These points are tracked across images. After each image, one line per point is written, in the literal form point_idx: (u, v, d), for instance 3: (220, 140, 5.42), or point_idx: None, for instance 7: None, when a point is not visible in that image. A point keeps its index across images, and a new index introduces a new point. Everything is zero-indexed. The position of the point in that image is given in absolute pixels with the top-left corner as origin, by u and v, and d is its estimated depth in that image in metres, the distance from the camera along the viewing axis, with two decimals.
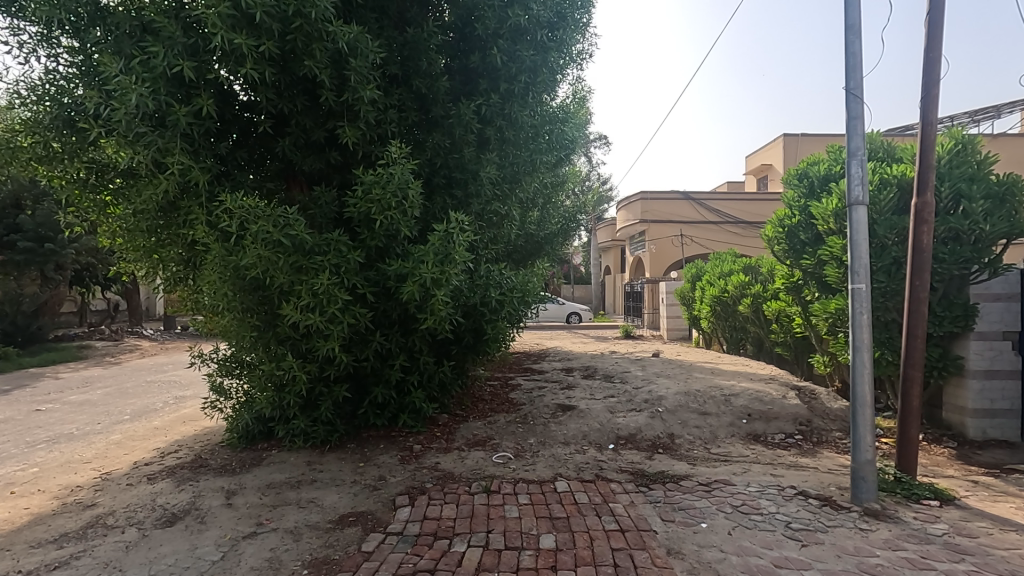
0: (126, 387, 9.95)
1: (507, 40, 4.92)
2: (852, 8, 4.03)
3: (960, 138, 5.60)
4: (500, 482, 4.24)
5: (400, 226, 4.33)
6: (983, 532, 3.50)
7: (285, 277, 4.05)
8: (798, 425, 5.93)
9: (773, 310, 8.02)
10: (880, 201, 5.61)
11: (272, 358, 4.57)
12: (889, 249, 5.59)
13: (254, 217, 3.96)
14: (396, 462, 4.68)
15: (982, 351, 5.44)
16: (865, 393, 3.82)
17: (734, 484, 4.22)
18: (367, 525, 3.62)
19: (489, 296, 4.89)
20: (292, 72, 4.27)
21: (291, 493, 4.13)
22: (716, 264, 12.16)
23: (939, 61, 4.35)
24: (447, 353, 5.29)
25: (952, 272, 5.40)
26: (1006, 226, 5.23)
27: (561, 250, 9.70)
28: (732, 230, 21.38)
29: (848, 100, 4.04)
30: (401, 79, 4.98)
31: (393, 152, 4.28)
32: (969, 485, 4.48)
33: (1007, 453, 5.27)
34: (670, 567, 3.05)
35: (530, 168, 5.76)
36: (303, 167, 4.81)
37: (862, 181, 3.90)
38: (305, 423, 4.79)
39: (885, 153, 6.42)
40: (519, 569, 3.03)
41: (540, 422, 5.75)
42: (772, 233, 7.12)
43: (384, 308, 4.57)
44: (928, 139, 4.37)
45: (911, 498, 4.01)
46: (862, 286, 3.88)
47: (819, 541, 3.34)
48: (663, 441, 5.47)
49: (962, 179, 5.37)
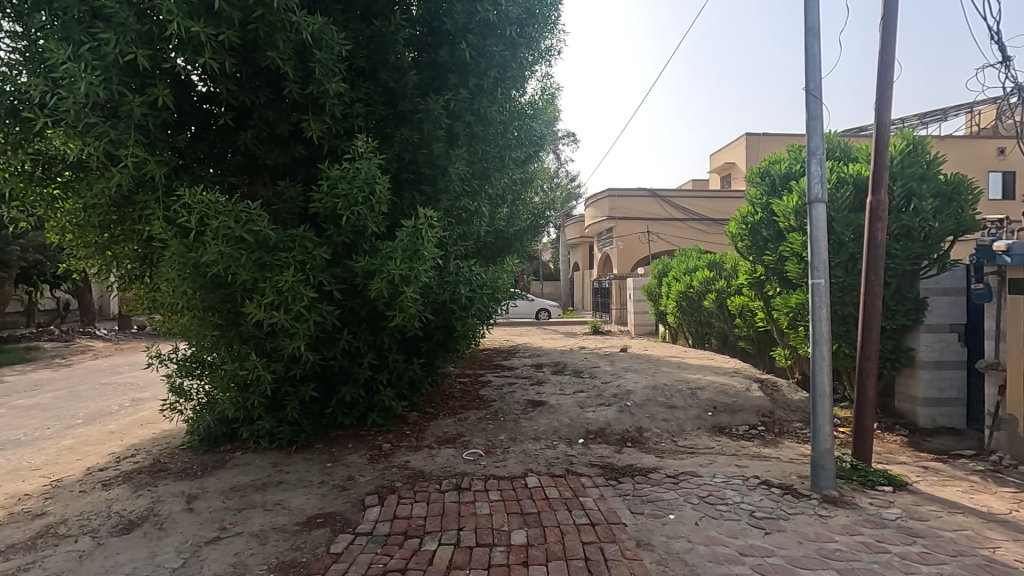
0: (79, 389, 9.55)
1: (476, 35, 4.89)
2: (812, 11, 4.15)
3: (911, 139, 5.85)
4: (471, 479, 4.23)
5: (367, 222, 4.27)
6: (932, 515, 3.67)
7: (248, 274, 3.94)
8: (761, 417, 6.10)
9: (736, 305, 8.24)
10: (838, 199, 5.82)
11: (235, 358, 4.45)
12: (846, 245, 5.81)
13: (214, 212, 3.85)
14: (365, 462, 4.61)
15: (931, 343, 5.71)
16: (823, 384, 3.95)
17: (700, 475, 4.32)
18: (335, 527, 3.55)
19: (459, 292, 4.84)
20: (253, 63, 4.16)
21: (257, 496, 4.02)
22: (681, 259, 12.39)
23: (893, 65, 4.51)
24: (417, 351, 5.20)
25: (905, 268, 5.63)
26: (953, 224, 5.47)
27: (531, 246, 9.70)
28: (698, 227, 21.81)
29: (808, 100, 4.16)
30: (367, 72, 4.91)
31: (359, 146, 4.20)
32: (920, 470, 4.70)
33: (955, 440, 5.54)
34: (639, 559, 3.08)
35: (499, 164, 5.75)
36: (266, 161, 4.68)
37: (822, 179, 4.01)
38: (271, 423, 4.69)
39: (842, 152, 6.63)
40: (491, 565, 3.02)
41: (510, 419, 5.76)
42: (735, 230, 7.33)
43: (352, 305, 4.51)
44: (882, 139, 4.52)
45: (867, 485, 4.18)
46: (822, 281, 3.99)
47: (782, 528, 3.44)
48: (632, 434, 5.55)
49: (913, 179, 5.61)
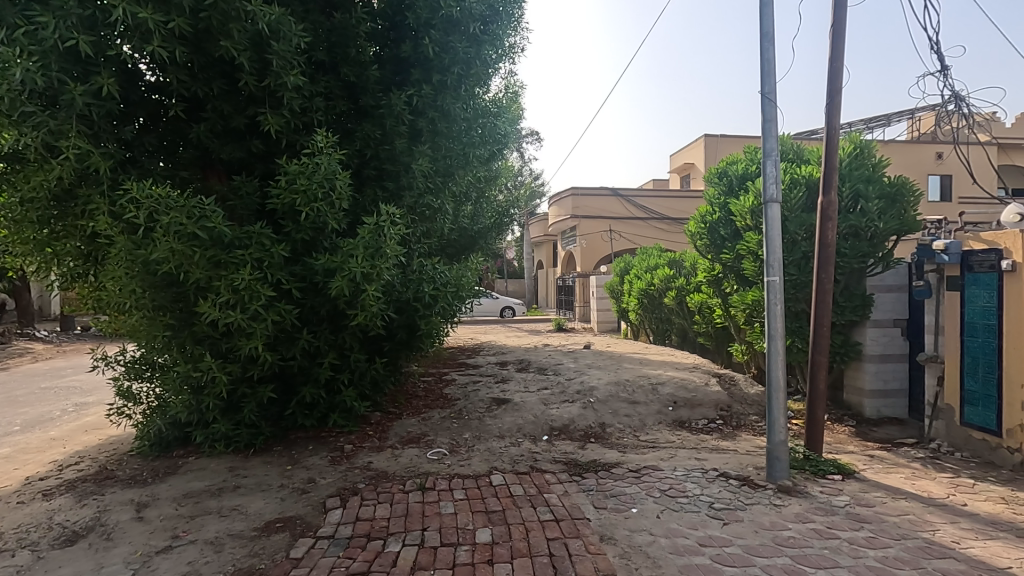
0: (16, 393, 9.03)
1: (440, 31, 4.84)
2: (767, 16, 4.28)
3: (858, 142, 6.11)
4: (435, 479, 4.19)
5: (327, 219, 4.17)
6: (878, 501, 3.86)
7: (202, 272, 3.80)
8: (719, 411, 6.28)
9: (696, 302, 8.44)
10: (791, 199, 6.04)
11: (188, 359, 4.29)
12: (799, 244, 6.03)
13: (165, 208, 3.68)
14: (327, 464, 4.51)
15: (877, 337, 5.99)
16: (778, 378, 4.09)
17: (662, 469, 4.41)
18: (295, 531, 3.46)
19: (422, 290, 4.79)
20: (207, 53, 4.01)
21: (212, 502, 3.88)
22: (642, 257, 12.62)
23: (842, 71, 4.70)
24: (380, 350, 5.13)
25: (853, 266, 5.89)
26: (897, 224, 5.75)
27: (495, 244, 9.68)
28: (659, 226, 22.23)
29: (764, 103, 4.29)
30: (328, 66, 4.81)
31: (319, 141, 4.11)
32: (867, 459, 4.93)
33: (898, 429, 5.84)
34: (603, 553, 3.12)
35: (463, 161, 5.71)
36: (221, 155, 4.52)
37: (776, 179, 4.15)
38: (227, 426, 4.54)
39: (795, 154, 6.87)
40: (456, 565, 3.01)
41: (475, 417, 5.75)
42: (694, 229, 7.51)
43: (312, 304, 4.40)
44: (832, 142, 4.71)
45: (818, 474, 4.35)
46: (776, 278, 4.13)
47: (740, 518, 3.55)
48: (595, 430, 5.62)
49: (860, 180, 5.87)
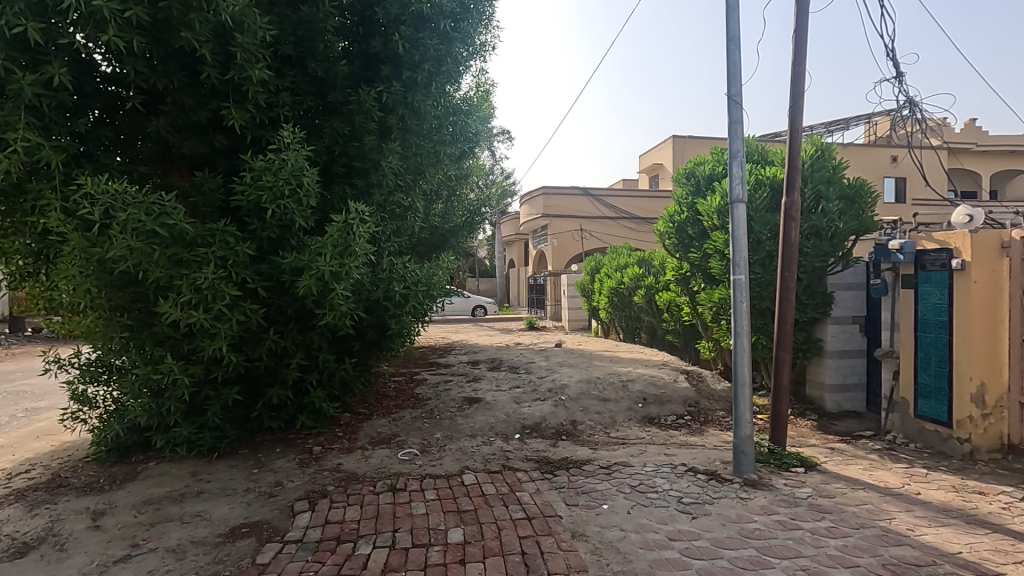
0: None
1: (410, 27, 4.77)
2: (733, 20, 4.37)
3: (820, 145, 6.30)
4: (406, 480, 4.15)
5: (294, 216, 4.08)
6: (838, 492, 3.99)
7: (162, 271, 3.68)
8: (688, 407, 6.40)
9: (664, 300, 8.57)
10: (756, 200, 6.20)
11: (148, 361, 4.14)
12: (763, 244, 6.19)
13: (122, 204, 3.54)
14: (295, 467, 4.42)
15: (837, 334, 6.20)
16: (744, 373, 4.18)
17: (632, 465, 4.47)
18: (262, 536, 3.38)
19: (393, 289, 4.73)
20: (166, 44, 3.87)
21: (174, 508, 3.76)
22: (612, 256, 12.76)
23: (804, 75, 4.84)
24: (349, 350, 5.05)
25: (815, 265, 6.07)
26: (855, 224, 5.96)
27: (466, 243, 9.63)
28: (629, 226, 22.50)
29: (730, 105, 4.38)
30: (294, 60, 4.71)
31: (285, 137, 4.02)
32: (828, 451, 5.10)
33: (856, 422, 6.05)
34: (575, 549, 3.14)
35: (433, 159, 5.67)
36: (182, 150, 4.37)
37: (742, 180, 4.24)
38: (189, 430, 4.40)
39: (760, 156, 7.03)
40: (427, 565, 2.98)
41: (447, 416, 5.71)
42: (663, 229, 7.63)
43: (279, 304, 4.30)
44: (795, 144, 4.84)
45: (782, 467, 4.48)
46: (742, 277, 4.22)
47: (707, 512, 3.62)
48: (566, 428, 5.66)
49: (821, 182, 6.05)
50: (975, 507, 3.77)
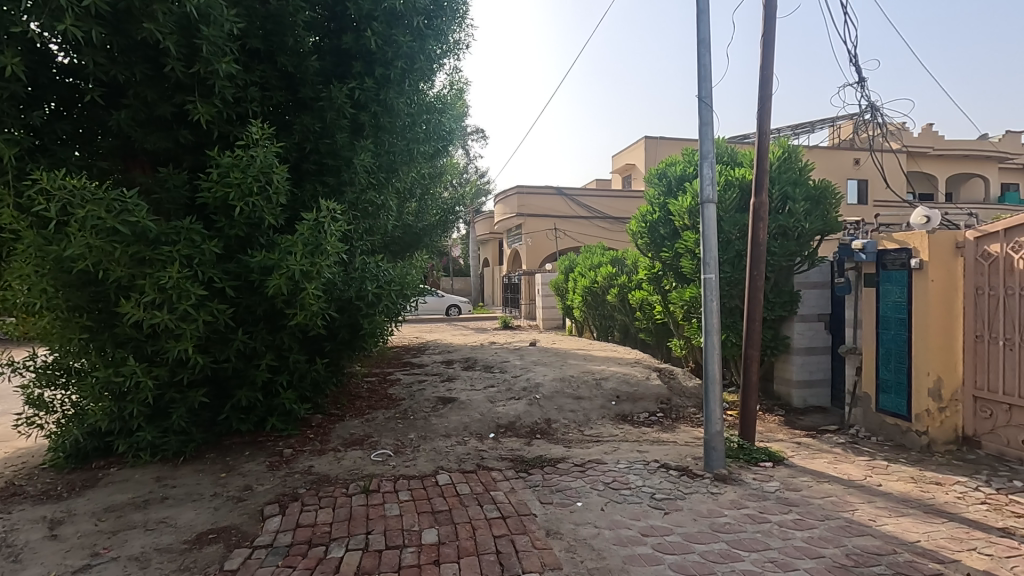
0: None
1: (382, 23, 4.71)
2: (704, 23, 4.44)
3: (787, 147, 6.45)
4: (380, 481, 4.11)
5: (263, 214, 3.99)
6: (804, 485, 4.10)
7: (124, 270, 3.55)
8: (660, 404, 6.49)
9: (637, 299, 8.68)
10: (725, 200, 6.33)
11: (109, 364, 4.00)
12: (733, 243, 6.32)
13: (80, 200, 3.40)
14: (264, 470, 4.33)
15: (803, 331, 6.38)
16: (714, 370, 4.27)
17: (605, 462, 4.51)
18: (231, 541, 3.30)
19: (365, 289, 4.66)
20: (128, 35, 3.74)
21: (137, 515, 3.64)
22: (586, 255, 12.86)
23: (772, 79, 4.95)
24: (321, 350, 4.97)
25: (782, 264, 6.22)
26: (820, 225, 6.13)
27: (440, 242, 9.58)
28: (602, 225, 22.69)
29: (701, 107, 4.45)
30: (263, 54, 4.60)
31: (254, 133, 3.93)
32: (794, 446, 5.24)
33: (822, 417, 6.23)
34: (549, 547, 3.15)
35: (406, 157, 5.63)
36: (145, 146, 4.23)
37: (712, 181, 4.32)
38: (153, 434, 4.27)
39: (729, 157, 7.17)
40: (401, 567, 2.95)
41: (420, 417, 5.67)
42: (635, 228, 7.72)
43: (248, 303, 4.21)
44: (763, 146, 4.95)
45: (751, 462, 4.58)
46: (712, 276, 4.30)
47: (679, 507, 3.68)
48: (541, 426, 5.68)
49: (788, 183, 6.21)
50: (933, 497, 3.92)
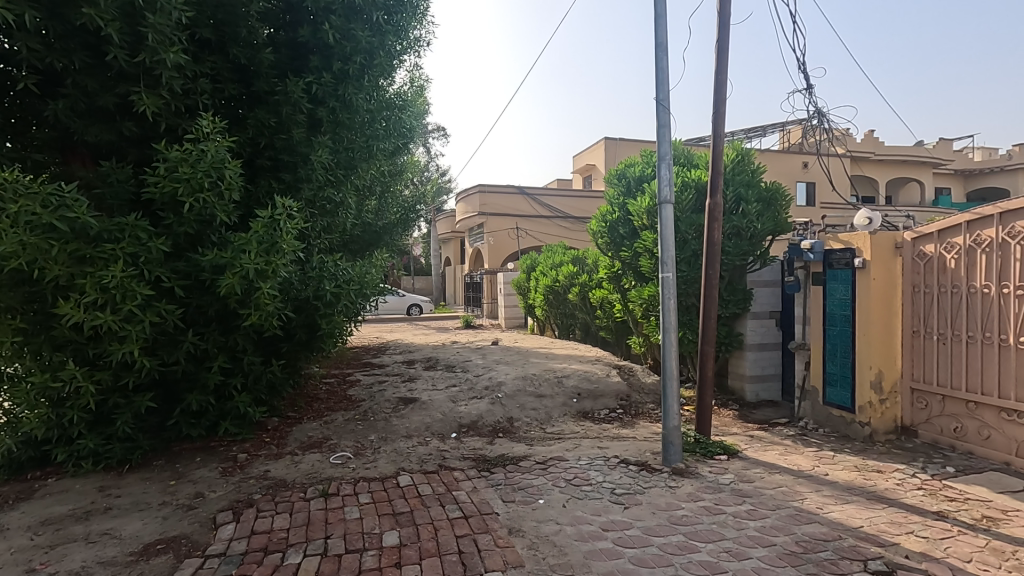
0: None
1: (340, 18, 4.59)
2: (661, 28, 4.54)
3: (740, 150, 6.65)
4: (339, 484, 4.02)
5: (215, 211, 3.85)
6: (757, 476, 4.25)
7: (62, 269, 3.36)
8: (620, 400, 6.60)
9: (597, 298, 8.80)
10: (681, 201, 6.49)
11: (45, 368, 3.77)
12: (689, 243, 6.49)
13: (12, 195, 3.20)
14: (217, 476, 4.18)
15: (755, 328, 6.61)
16: (672, 367, 4.37)
17: (567, 459, 4.55)
18: (181, 551, 3.17)
19: (324, 288, 4.57)
20: (65, 20, 3.53)
21: (78, 527, 3.45)
22: (548, 254, 12.95)
23: (726, 83, 5.10)
24: (276, 351, 4.83)
25: (736, 263, 6.43)
26: (771, 225, 6.37)
27: (400, 241, 9.47)
28: (563, 225, 22.89)
29: (658, 110, 4.55)
30: (214, 45, 4.44)
31: (204, 126, 3.78)
32: (748, 439, 5.43)
33: (773, 410, 6.48)
34: (512, 545, 3.16)
35: (366, 154, 5.55)
36: (85, 138, 4.01)
37: (670, 181, 4.41)
38: (96, 442, 4.06)
39: (686, 159, 7.34)
40: (362, 571, 2.90)
41: (381, 418, 5.59)
42: (595, 228, 7.82)
43: (199, 303, 4.05)
44: (718, 148, 5.10)
45: (707, 455, 4.72)
46: (669, 275, 4.40)
47: (638, 501, 3.76)
48: (503, 425, 5.69)
49: (741, 185, 6.42)
50: (875, 484, 4.13)
